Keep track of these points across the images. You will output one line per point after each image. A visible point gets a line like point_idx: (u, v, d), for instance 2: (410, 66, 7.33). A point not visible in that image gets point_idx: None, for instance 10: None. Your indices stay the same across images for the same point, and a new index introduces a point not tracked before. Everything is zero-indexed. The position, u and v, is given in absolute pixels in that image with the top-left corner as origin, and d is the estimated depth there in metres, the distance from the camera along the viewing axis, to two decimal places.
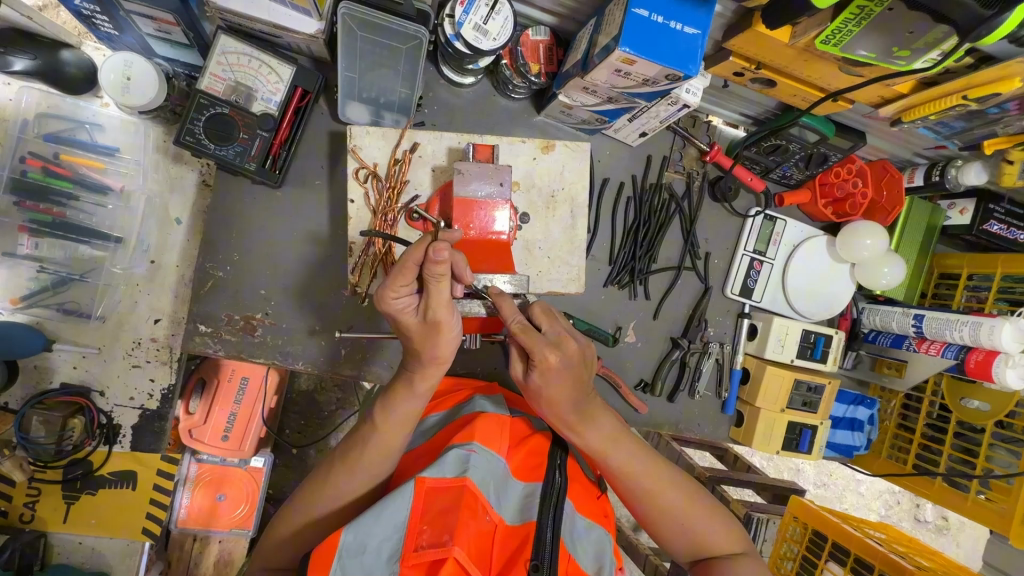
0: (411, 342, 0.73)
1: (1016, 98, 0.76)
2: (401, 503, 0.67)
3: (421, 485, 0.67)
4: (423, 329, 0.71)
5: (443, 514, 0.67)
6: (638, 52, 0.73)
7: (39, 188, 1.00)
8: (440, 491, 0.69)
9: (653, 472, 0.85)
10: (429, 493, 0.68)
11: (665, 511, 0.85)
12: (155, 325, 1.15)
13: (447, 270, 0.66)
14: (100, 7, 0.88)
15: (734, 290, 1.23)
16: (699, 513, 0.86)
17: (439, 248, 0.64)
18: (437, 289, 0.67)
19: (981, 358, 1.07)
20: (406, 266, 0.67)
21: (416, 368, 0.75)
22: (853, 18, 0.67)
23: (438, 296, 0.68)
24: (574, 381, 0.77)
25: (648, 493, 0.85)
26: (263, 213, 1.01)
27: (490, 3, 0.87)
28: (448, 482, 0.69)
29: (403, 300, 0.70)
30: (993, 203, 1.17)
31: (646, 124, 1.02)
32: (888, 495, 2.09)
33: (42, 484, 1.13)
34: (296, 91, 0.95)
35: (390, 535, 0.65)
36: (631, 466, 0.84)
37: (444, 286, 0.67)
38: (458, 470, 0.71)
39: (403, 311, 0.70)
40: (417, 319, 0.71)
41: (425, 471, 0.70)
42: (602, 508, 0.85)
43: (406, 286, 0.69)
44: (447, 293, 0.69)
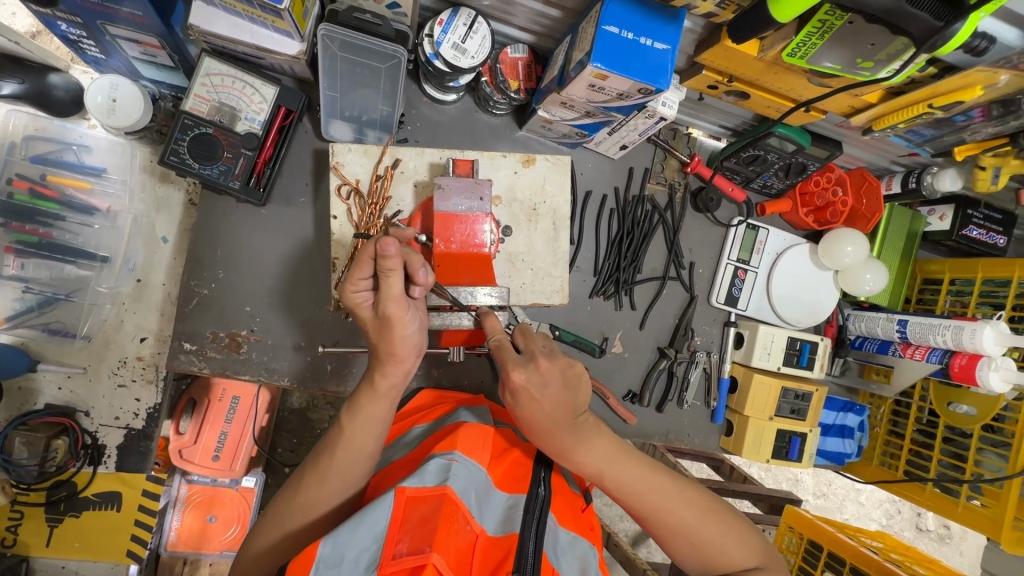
0: (372, 337, 0.74)
1: (981, 105, 0.78)
2: (380, 512, 0.67)
3: (400, 492, 0.67)
4: (377, 324, 0.71)
5: (422, 522, 0.66)
6: (609, 67, 0.75)
7: (25, 209, 1.01)
8: (419, 499, 0.69)
9: (656, 489, 0.84)
10: (409, 502, 0.68)
11: (673, 528, 0.84)
12: (142, 343, 1.15)
13: (397, 265, 0.67)
14: (87, 33, 0.90)
15: (719, 299, 1.23)
16: (711, 528, 0.84)
17: (386, 243, 0.66)
18: (388, 282, 0.69)
19: (965, 362, 1.08)
20: (363, 258, 0.69)
21: (376, 365, 0.75)
22: (816, 31, 0.68)
23: (389, 292, 0.69)
24: (555, 399, 0.76)
25: (652, 510, 0.84)
26: (247, 230, 1.01)
27: (468, 22, 0.89)
28: (429, 491, 0.69)
29: (361, 292, 0.72)
30: (972, 209, 1.19)
31: (624, 137, 1.04)
32: (888, 504, 2.07)
33: (24, 508, 1.11)
34: (279, 111, 0.97)
35: (368, 544, 0.65)
36: (631, 484, 0.84)
37: (396, 278, 0.68)
38: (438, 479, 0.72)
39: (360, 304, 0.72)
40: (372, 313, 0.72)
41: (405, 481, 0.70)
42: (591, 521, 0.86)
43: (363, 278, 0.71)
44: (399, 288, 0.69)
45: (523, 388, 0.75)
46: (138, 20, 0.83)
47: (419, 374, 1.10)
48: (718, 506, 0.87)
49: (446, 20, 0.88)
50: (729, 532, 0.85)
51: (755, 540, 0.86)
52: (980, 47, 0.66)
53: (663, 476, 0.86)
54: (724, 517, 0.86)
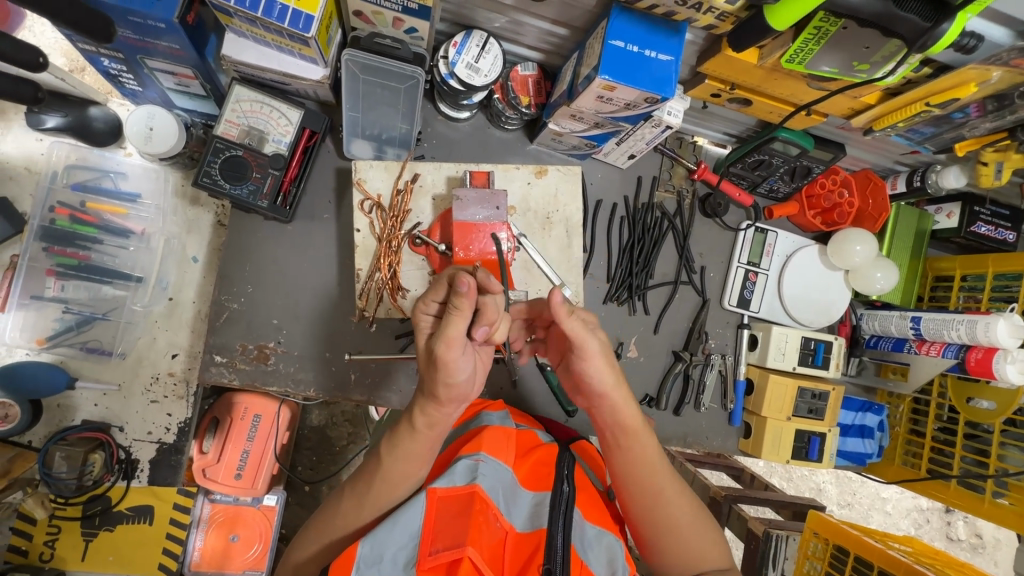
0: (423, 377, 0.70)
1: (976, 102, 0.81)
2: (413, 513, 0.70)
3: (431, 492, 0.71)
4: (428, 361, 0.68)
5: (454, 520, 0.70)
6: (617, 79, 0.79)
7: (67, 234, 1.07)
8: (450, 498, 0.72)
9: (654, 482, 0.81)
10: (440, 502, 0.71)
11: (654, 522, 0.81)
12: (173, 359, 1.20)
13: (468, 304, 0.63)
14: (127, 67, 0.97)
15: (731, 302, 1.26)
16: (689, 530, 0.81)
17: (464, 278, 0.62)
18: (453, 322, 0.63)
19: (981, 356, 1.08)
20: (441, 284, 0.68)
21: (420, 403, 0.72)
22: (812, 37, 0.73)
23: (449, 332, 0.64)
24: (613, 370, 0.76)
25: (642, 500, 0.81)
26: (274, 246, 1.06)
27: (481, 43, 0.94)
28: (458, 490, 0.72)
29: (427, 320, 0.69)
30: (978, 205, 1.21)
31: (632, 146, 1.08)
32: (916, 513, 2.04)
33: (61, 522, 1.14)
34: (304, 132, 1.02)
35: (405, 543, 0.69)
36: (631, 464, 0.81)
37: (459, 321, 0.63)
38: (467, 478, 0.74)
39: (422, 329, 0.69)
40: (427, 346, 0.68)
41: (436, 482, 0.74)
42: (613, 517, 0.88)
43: (434, 301, 0.69)
44: (460, 332, 0.64)
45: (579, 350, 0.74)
46: (176, 53, 0.90)
47: None
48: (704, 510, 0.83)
49: (460, 41, 0.94)
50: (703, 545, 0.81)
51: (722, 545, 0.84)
52: (970, 45, 0.68)
53: (654, 466, 0.81)
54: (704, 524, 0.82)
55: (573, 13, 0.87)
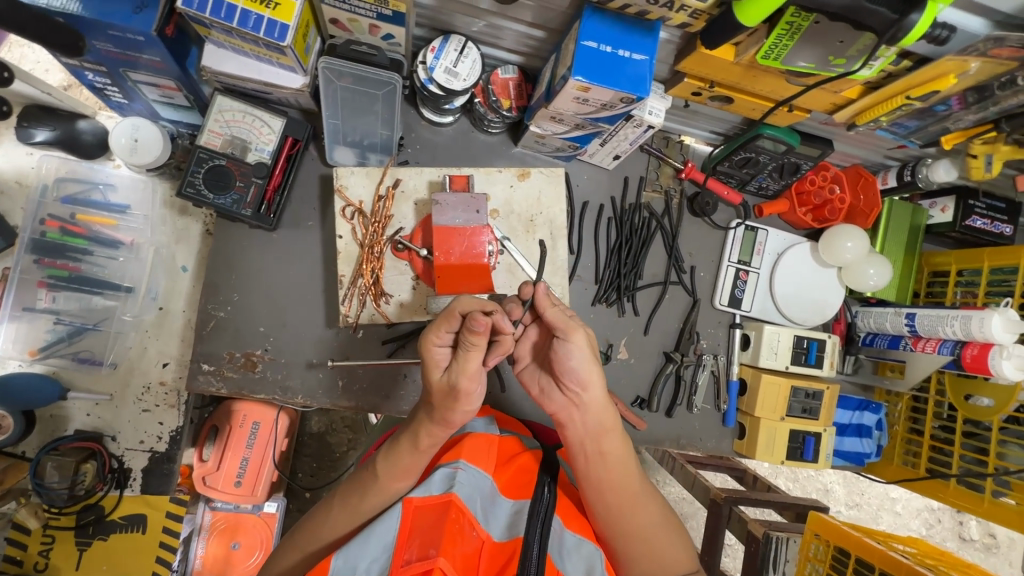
0: (435, 404, 0.74)
1: (957, 94, 0.80)
2: (390, 522, 0.71)
3: (407, 502, 0.71)
4: (443, 390, 0.73)
5: (430, 529, 0.69)
6: (591, 79, 0.79)
7: (57, 246, 1.08)
8: (426, 508, 0.72)
9: (628, 491, 0.81)
10: (416, 512, 0.72)
11: (627, 533, 0.81)
12: (164, 368, 1.20)
13: (482, 339, 0.68)
14: (112, 80, 0.98)
15: (722, 302, 1.25)
16: (660, 536, 0.82)
17: (477, 319, 0.66)
18: (468, 356, 0.69)
19: (976, 353, 1.06)
20: (447, 318, 0.70)
21: (424, 424, 0.76)
22: (785, 33, 0.72)
23: (465, 365, 0.70)
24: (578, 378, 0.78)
25: (617, 507, 0.80)
26: (260, 254, 1.07)
27: (459, 48, 0.94)
28: (435, 498, 0.72)
29: (441, 351, 0.73)
30: (973, 198, 1.19)
31: (617, 147, 1.08)
32: (927, 513, 2.00)
33: (55, 531, 1.15)
34: (287, 140, 1.03)
35: (378, 554, 0.68)
36: (606, 473, 0.80)
37: (476, 355, 0.69)
38: (445, 487, 0.74)
39: (437, 359, 0.73)
40: (444, 377, 0.72)
41: (413, 492, 0.74)
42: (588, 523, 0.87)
43: (448, 333, 0.71)
44: (476, 363, 0.70)
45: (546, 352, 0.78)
46: (157, 65, 0.91)
47: None
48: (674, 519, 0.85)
49: (438, 46, 0.94)
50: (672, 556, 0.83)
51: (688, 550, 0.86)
52: (942, 37, 0.67)
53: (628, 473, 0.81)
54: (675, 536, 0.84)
55: (548, 15, 0.86)
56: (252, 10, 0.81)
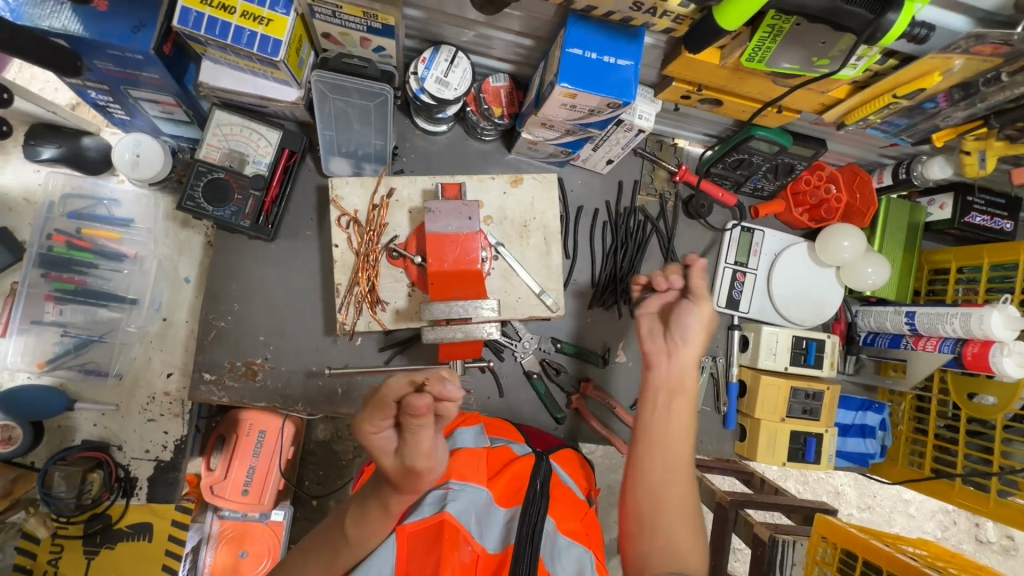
0: (396, 480, 0.70)
1: (944, 91, 0.80)
2: (385, 555, 0.71)
3: (401, 530, 0.71)
4: (400, 471, 0.68)
5: (425, 556, 0.70)
6: (577, 85, 0.80)
7: (63, 260, 1.12)
8: (420, 532, 0.72)
9: (674, 467, 0.80)
10: (410, 537, 0.72)
11: (660, 509, 0.77)
12: (168, 378, 1.21)
13: (427, 419, 0.63)
14: (114, 98, 1.01)
15: (720, 303, 1.25)
16: (689, 523, 0.77)
17: (417, 401, 0.61)
18: (417, 438, 0.65)
19: (977, 350, 1.05)
20: (374, 403, 0.64)
21: (392, 493, 0.73)
22: (767, 35, 0.72)
23: (416, 446, 0.65)
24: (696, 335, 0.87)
25: (664, 468, 0.80)
26: (259, 264, 1.09)
27: (449, 58, 0.96)
28: (426, 522, 0.72)
29: (382, 438, 0.66)
30: (971, 194, 1.18)
31: (609, 151, 1.09)
32: (942, 515, 1.96)
33: (64, 540, 1.17)
34: (283, 152, 1.05)
35: None
36: (665, 432, 0.82)
37: (427, 434, 0.64)
38: (436, 509, 0.74)
39: (381, 449, 0.67)
40: (395, 462, 0.67)
41: (405, 518, 0.73)
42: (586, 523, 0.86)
43: (385, 422, 0.65)
44: (429, 439, 0.66)
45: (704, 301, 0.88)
46: (157, 82, 0.93)
47: None
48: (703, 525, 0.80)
49: (428, 57, 0.96)
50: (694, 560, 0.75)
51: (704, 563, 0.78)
52: (920, 36, 0.67)
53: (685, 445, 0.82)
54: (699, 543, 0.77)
55: (536, 24, 0.88)
56: (246, 26, 0.83)
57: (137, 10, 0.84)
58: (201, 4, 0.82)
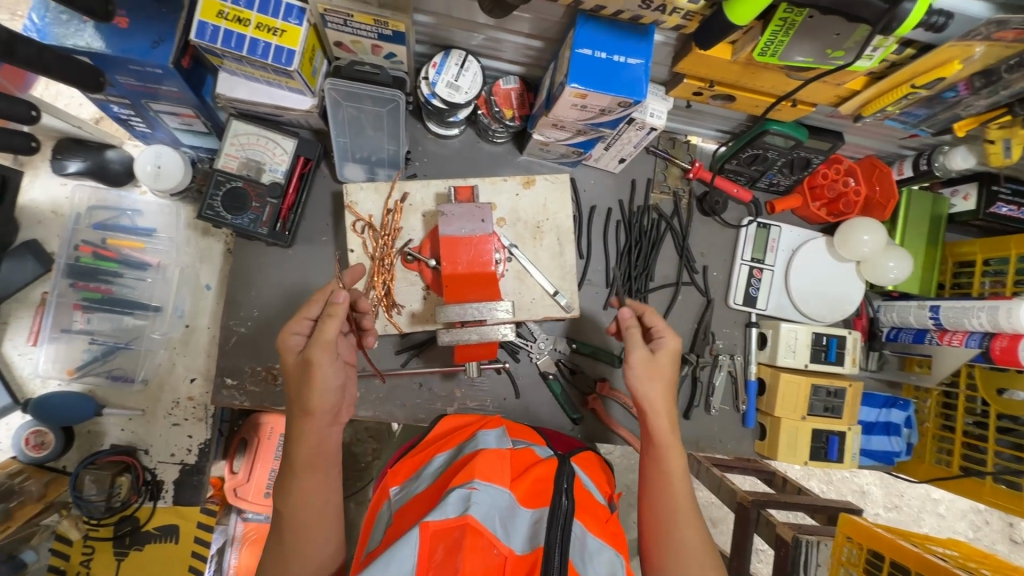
0: (293, 388, 0.81)
1: (964, 80, 0.78)
2: (407, 551, 0.66)
3: (425, 527, 0.67)
4: (299, 367, 0.80)
5: (449, 559, 0.67)
6: (586, 86, 0.80)
7: (90, 270, 1.16)
8: (444, 532, 0.69)
9: (677, 518, 0.81)
10: (433, 538, 0.68)
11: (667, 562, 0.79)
12: (192, 383, 1.24)
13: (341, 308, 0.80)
14: (135, 111, 1.04)
15: (737, 301, 1.23)
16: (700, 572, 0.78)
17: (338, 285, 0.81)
18: (326, 326, 0.79)
19: (1005, 345, 1.02)
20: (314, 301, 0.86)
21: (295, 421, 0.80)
22: (780, 29, 0.72)
23: (322, 337, 0.79)
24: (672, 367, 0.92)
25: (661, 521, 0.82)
26: (276, 270, 1.11)
27: (460, 62, 0.97)
28: (451, 522, 0.70)
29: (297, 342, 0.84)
30: (997, 184, 1.14)
31: (621, 150, 1.09)
32: (973, 515, 1.91)
33: (94, 542, 1.19)
34: (299, 159, 1.07)
35: None
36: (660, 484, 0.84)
37: (333, 323, 0.79)
38: (460, 509, 0.72)
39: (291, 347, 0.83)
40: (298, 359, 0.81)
41: (428, 515, 0.70)
42: (616, 533, 0.84)
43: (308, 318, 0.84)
44: (334, 334, 0.79)
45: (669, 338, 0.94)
46: (176, 95, 0.96)
47: (443, 395, 1.14)
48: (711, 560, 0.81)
49: (439, 62, 0.96)
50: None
51: None
52: (938, 24, 0.66)
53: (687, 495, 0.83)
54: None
55: (545, 25, 0.88)
56: (260, 38, 0.85)
57: (157, 25, 0.87)
58: (217, 17, 0.84)
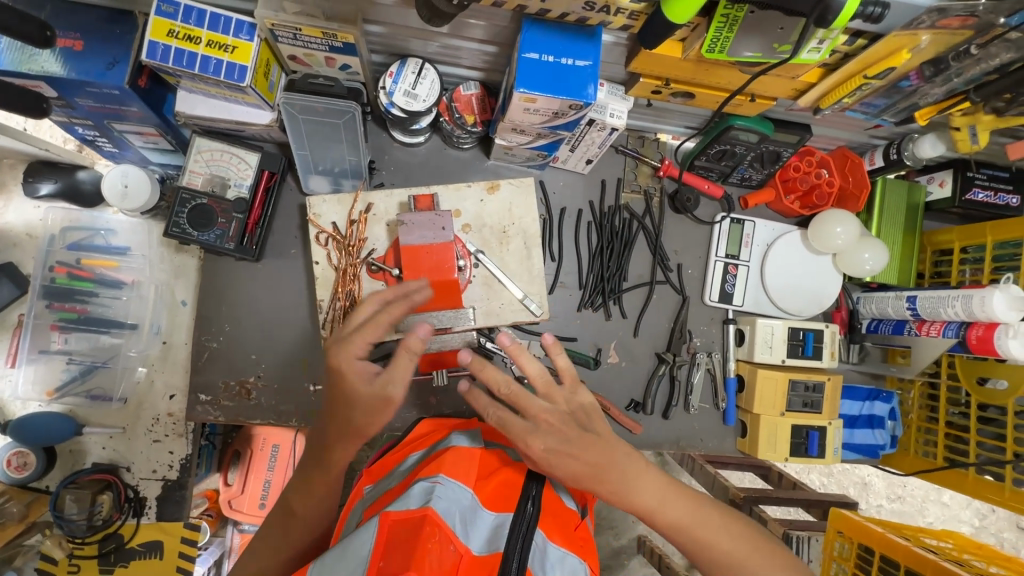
0: (351, 412, 0.73)
1: (916, 68, 0.78)
2: (366, 534, 0.68)
3: (384, 515, 0.69)
4: (370, 399, 0.72)
5: (403, 544, 0.67)
6: (535, 90, 0.79)
7: (65, 290, 1.17)
8: (403, 521, 0.70)
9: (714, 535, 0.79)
10: (393, 526, 0.69)
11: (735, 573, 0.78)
12: (171, 400, 1.24)
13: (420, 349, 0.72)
14: (100, 132, 1.05)
15: (713, 297, 1.22)
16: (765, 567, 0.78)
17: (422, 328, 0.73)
18: (402, 364, 0.72)
19: (982, 334, 1.01)
20: (371, 325, 0.75)
21: (339, 434, 0.74)
22: (723, 25, 0.71)
23: (398, 373, 0.72)
24: (564, 426, 0.77)
25: (702, 551, 0.79)
26: (248, 284, 1.11)
27: (416, 70, 0.96)
28: (411, 512, 0.71)
29: (363, 370, 0.74)
30: (971, 170, 1.13)
31: (586, 151, 1.08)
32: (978, 503, 1.88)
33: (79, 561, 1.21)
34: (264, 173, 1.07)
35: (355, 568, 0.65)
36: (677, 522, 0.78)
37: (406, 361, 0.72)
38: (422, 501, 0.73)
39: (354, 371, 0.73)
40: (367, 386, 0.72)
41: (390, 506, 0.72)
42: (587, 542, 0.84)
43: (366, 347, 0.74)
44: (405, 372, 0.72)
45: (540, 420, 0.76)
46: (137, 115, 0.96)
47: (418, 403, 1.14)
48: (748, 526, 0.82)
49: (395, 71, 0.96)
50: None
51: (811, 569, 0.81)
52: (875, 15, 0.64)
53: (704, 515, 0.79)
54: (775, 553, 0.80)
55: (496, 31, 0.88)
56: (212, 55, 0.85)
57: (111, 48, 0.87)
58: (167, 37, 0.84)
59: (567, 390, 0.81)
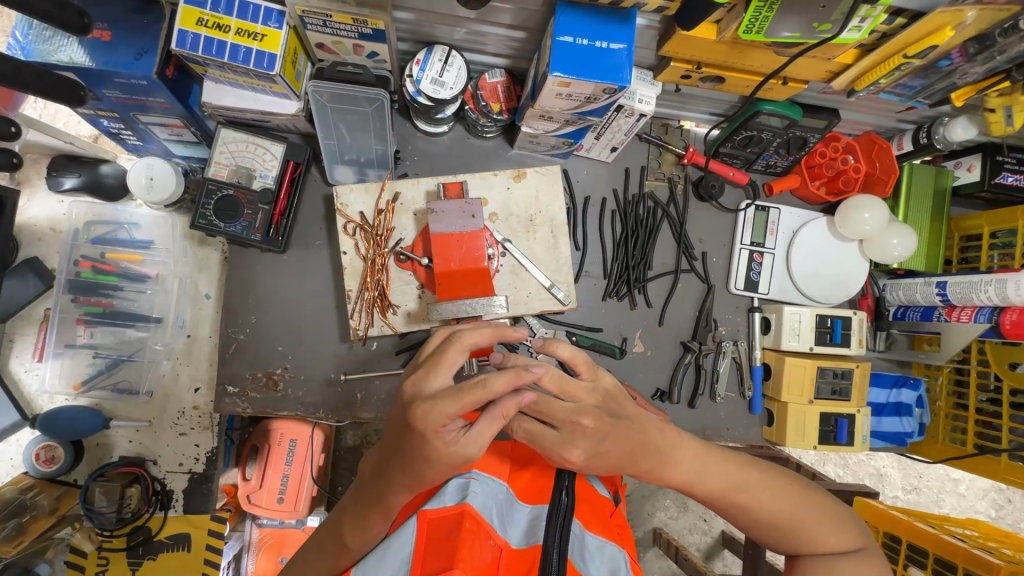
0: (421, 467, 0.64)
1: (957, 46, 0.77)
2: (406, 537, 0.68)
3: (421, 514, 0.69)
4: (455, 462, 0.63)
5: (443, 541, 0.66)
6: (570, 74, 0.79)
7: (91, 284, 1.17)
8: (441, 519, 0.69)
9: (756, 497, 0.81)
10: (430, 524, 0.69)
11: (773, 529, 0.81)
12: (196, 393, 1.24)
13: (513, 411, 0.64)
14: (125, 125, 1.05)
15: (738, 286, 1.21)
16: (804, 523, 0.81)
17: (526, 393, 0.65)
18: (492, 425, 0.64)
19: (1016, 319, 1.00)
20: (466, 398, 0.59)
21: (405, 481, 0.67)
22: (764, 5, 0.70)
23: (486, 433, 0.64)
24: (599, 426, 0.71)
25: (741, 512, 0.81)
26: (273, 276, 1.11)
27: (443, 57, 0.96)
28: (448, 510, 0.70)
29: (450, 429, 0.61)
30: (1001, 154, 1.11)
31: (612, 139, 1.07)
32: (995, 494, 1.86)
33: (109, 553, 1.20)
34: (289, 164, 1.06)
35: (397, 569, 0.65)
36: (717, 488, 0.80)
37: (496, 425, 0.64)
38: (459, 498, 0.72)
39: (442, 438, 0.61)
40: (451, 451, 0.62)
41: (427, 505, 0.71)
42: (625, 531, 0.84)
43: (455, 418, 0.60)
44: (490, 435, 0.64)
45: (572, 425, 0.70)
46: (163, 106, 0.96)
47: None
48: (790, 480, 0.84)
49: (423, 58, 0.95)
50: (829, 520, 0.82)
51: (849, 521, 0.84)
52: None
53: (745, 479, 0.81)
54: (816, 501, 0.83)
55: (526, 16, 0.87)
56: (241, 43, 0.84)
57: (139, 37, 0.87)
58: (197, 25, 0.83)
59: (588, 381, 0.72)
